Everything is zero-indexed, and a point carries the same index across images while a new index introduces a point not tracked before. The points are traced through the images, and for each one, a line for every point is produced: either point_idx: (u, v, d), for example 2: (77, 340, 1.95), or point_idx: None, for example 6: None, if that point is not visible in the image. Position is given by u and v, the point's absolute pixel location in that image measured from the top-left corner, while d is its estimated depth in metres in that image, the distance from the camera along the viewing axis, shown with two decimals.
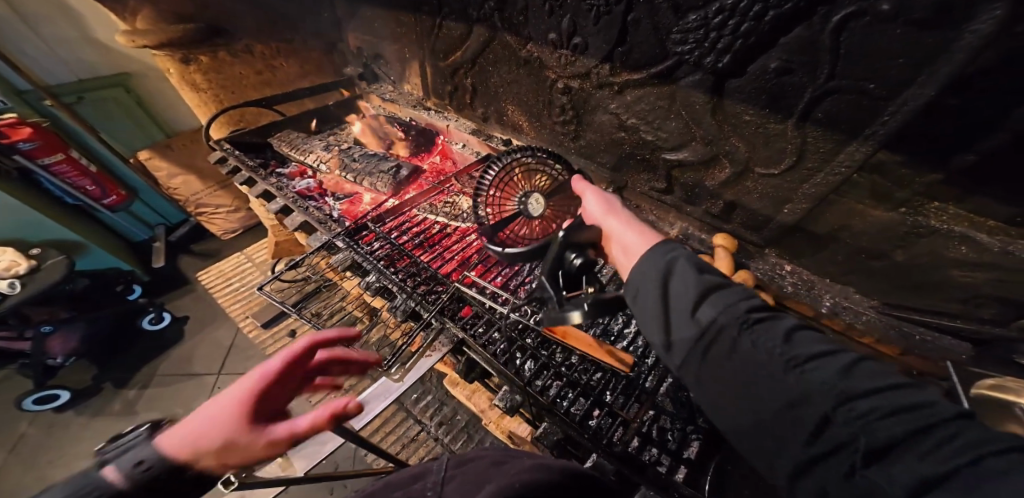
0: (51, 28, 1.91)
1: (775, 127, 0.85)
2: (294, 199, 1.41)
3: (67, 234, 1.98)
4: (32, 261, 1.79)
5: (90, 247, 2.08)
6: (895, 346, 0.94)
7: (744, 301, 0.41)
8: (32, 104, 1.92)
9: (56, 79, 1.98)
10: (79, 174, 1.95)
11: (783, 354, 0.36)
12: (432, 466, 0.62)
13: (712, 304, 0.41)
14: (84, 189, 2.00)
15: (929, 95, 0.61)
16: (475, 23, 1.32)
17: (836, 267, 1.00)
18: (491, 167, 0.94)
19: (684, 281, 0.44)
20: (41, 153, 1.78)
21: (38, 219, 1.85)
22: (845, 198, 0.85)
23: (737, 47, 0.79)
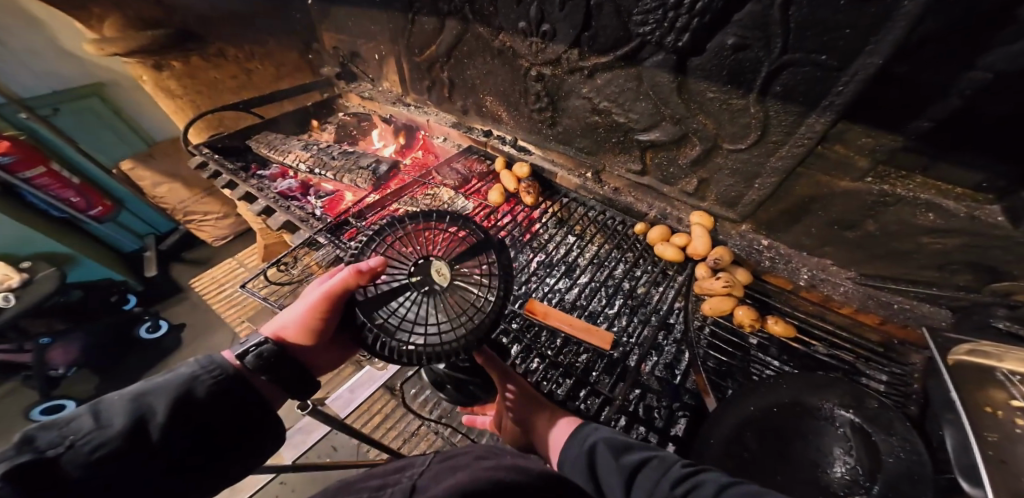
0: (19, 40, 1.91)
1: (738, 102, 0.86)
2: (276, 199, 1.44)
3: (57, 247, 2.00)
4: (24, 275, 1.80)
5: (79, 258, 2.09)
6: (874, 315, 0.96)
7: (664, 477, 0.51)
8: (6, 116, 1.91)
9: (29, 91, 1.98)
10: (62, 186, 1.96)
11: None
12: (417, 458, 0.59)
13: (641, 488, 0.52)
14: (68, 201, 2.03)
15: (878, 63, 0.63)
16: (446, 16, 1.34)
17: (812, 241, 1.01)
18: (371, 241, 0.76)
19: (615, 474, 0.55)
20: (21, 167, 1.78)
21: (27, 233, 1.86)
22: (811, 171, 0.87)
23: (695, 26, 0.80)
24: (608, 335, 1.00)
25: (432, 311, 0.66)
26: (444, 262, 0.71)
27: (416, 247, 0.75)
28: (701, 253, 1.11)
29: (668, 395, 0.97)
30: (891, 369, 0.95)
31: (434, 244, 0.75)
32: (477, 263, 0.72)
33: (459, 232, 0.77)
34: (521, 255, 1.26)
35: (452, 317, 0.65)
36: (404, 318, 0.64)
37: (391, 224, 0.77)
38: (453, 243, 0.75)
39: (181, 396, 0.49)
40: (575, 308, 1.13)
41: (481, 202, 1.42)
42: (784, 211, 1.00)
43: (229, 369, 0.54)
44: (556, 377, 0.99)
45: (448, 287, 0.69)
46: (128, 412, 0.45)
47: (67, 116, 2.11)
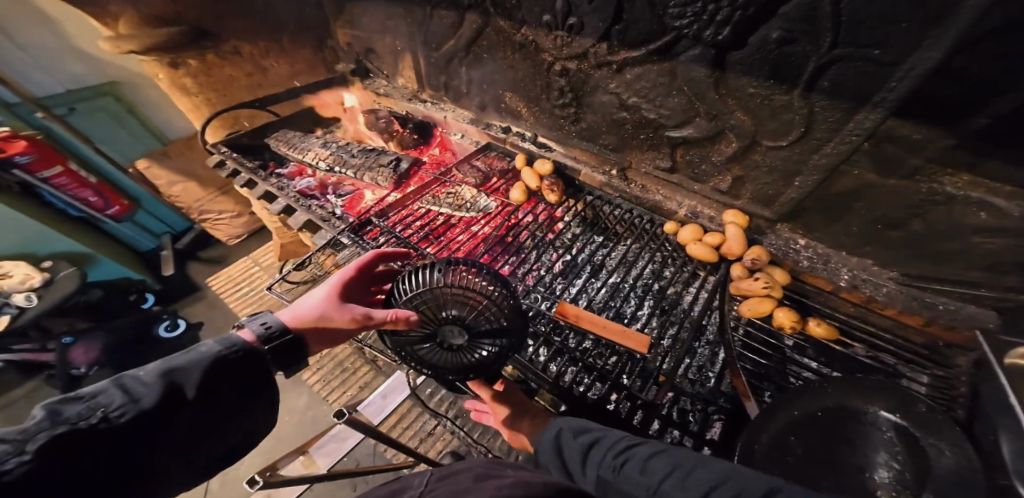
0: (35, 40, 1.92)
1: (781, 98, 0.83)
2: (296, 199, 1.43)
3: (77, 247, 2.00)
4: (46, 274, 1.83)
5: (98, 258, 2.09)
6: (918, 316, 0.93)
7: (610, 451, 0.53)
8: (21, 116, 1.91)
9: (45, 91, 1.99)
10: (78, 185, 1.98)
11: (640, 482, 0.46)
12: (412, 480, 0.54)
13: (591, 464, 0.54)
14: (85, 200, 2.03)
15: (937, 58, 0.60)
16: (466, 10, 1.30)
17: (851, 240, 0.98)
18: (424, 273, 0.76)
19: (572, 453, 0.58)
20: (39, 166, 1.81)
21: (46, 234, 1.87)
22: (856, 168, 0.83)
23: (737, 19, 0.77)
24: (645, 337, 0.95)
25: (443, 357, 0.74)
26: (472, 331, 0.73)
27: (458, 300, 0.73)
28: (737, 252, 1.08)
29: (703, 398, 0.96)
30: (933, 371, 0.91)
31: (474, 303, 0.73)
32: (496, 338, 0.74)
33: (500, 301, 0.75)
34: (546, 255, 1.25)
35: (457, 368, 0.75)
36: (421, 344, 0.74)
37: (450, 268, 0.76)
38: (489, 312, 0.73)
39: (210, 373, 0.50)
40: (605, 308, 1.10)
41: (503, 200, 1.40)
42: (824, 209, 0.97)
43: (253, 350, 0.55)
44: (587, 380, 0.96)
45: (467, 341, 0.74)
46: (157, 386, 0.46)
47: (82, 115, 2.12)
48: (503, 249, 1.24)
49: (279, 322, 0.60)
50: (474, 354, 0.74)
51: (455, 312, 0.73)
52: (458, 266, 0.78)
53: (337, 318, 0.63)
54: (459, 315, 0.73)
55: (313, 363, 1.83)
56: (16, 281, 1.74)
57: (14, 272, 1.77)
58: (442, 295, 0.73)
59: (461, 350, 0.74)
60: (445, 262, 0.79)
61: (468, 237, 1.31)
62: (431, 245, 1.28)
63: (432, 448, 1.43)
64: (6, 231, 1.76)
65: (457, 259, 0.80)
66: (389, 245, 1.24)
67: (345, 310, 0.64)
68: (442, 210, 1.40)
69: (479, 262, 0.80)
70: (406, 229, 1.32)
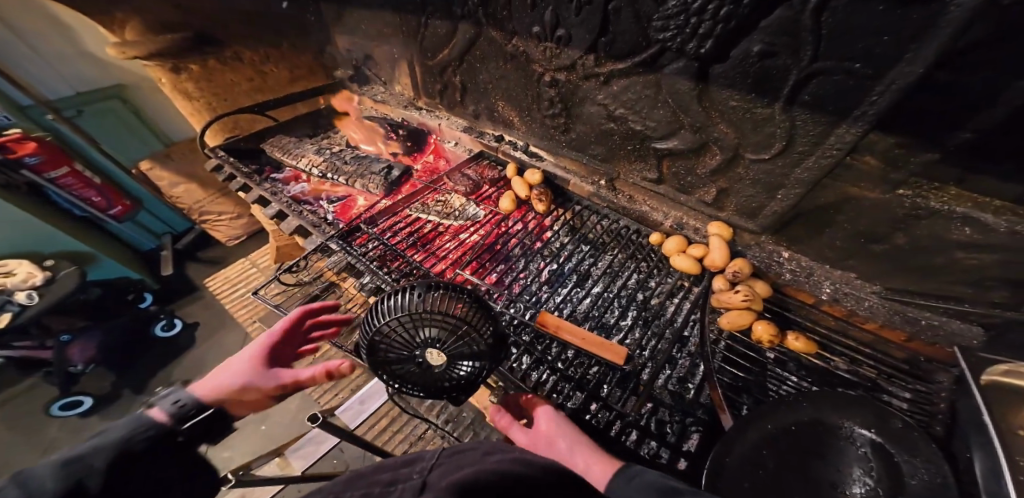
0: (48, 44, 1.96)
1: (762, 111, 0.83)
2: (289, 204, 1.45)
3: (79, 246, 2.04)
4: (47, 272, 1.86)
5: (100, 258, 2.13)
6: (900, 331, 0.92)
7: None
8: (34, 118, 1.96)
9: (56, 94, 2.04)
10: (84, 186, 2.02)
11: None
12: (424, 452, 0.55)
13: None
14: (89, 200, 2.08)
15: (918, 72, 0.59)
16: (460, 20, 1.32)
17: (835, 254, 0.98)
18: (401, 295, 0.79)
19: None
20: (47, 167, 1.85)
21: (50, 233, 1.91)
22: (839, 181, 0.83)
23: (719, 32, 0.77)
24: (624, 349, 0.96)
25: (415, 378, 0.75)
26: (444, 349, 0.74)
27: (431, 321, 0.75)
28: (719, 265, 1.09)
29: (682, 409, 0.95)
30: (914, 386, 0.91)
31: (445, 323, 0.75)
32: (471, 361, 0.75)
33: (471, 320, 0.76)
34: (533, 264, 1.26)
35: (432, 389, 0.76)
36: (399, 364, 0.75)
37: (426, 291, 0.79)
38: (459, 332, 0.74)
39: (121, 455, 0.48)
40: (590, 318, 1.11)
41: (492, 209, 1.42)
42: (807, 222, 0.97)
43: (164, 427, 0.53)
44: (566, 390, 0.97)
45: (446, 365, 0.74)
46: (62, 477, 0.43)
47: (90, 116, 2.16)
48: (491, 257, 1.26)
49: (191, 397, 0.58)
50: (451, 370, 0.75)
51: (427, 331, 0.74)
52: (441, 290, 0.80)
53: (261, 386, 0.66)
54: (437, 337, 0.74)
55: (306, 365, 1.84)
56: (19, 279, 1.77)
57: (17, 270, 1.80)
58: (422, 318, 0.75)
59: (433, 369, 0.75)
60: (421, 285, 0.81)
61: (456, 244, 1.32)
62: (418, 252, 1.29)
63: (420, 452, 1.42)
64: (10, 228, 1.79)
65: (441, 283, 0.81)
66: (377, 251, 1.25)
67: (271, 377, 0.68)
68: (430, 218, 1.41)
69: (463, 288, 0.81)
70: (395, 236, 1.33)
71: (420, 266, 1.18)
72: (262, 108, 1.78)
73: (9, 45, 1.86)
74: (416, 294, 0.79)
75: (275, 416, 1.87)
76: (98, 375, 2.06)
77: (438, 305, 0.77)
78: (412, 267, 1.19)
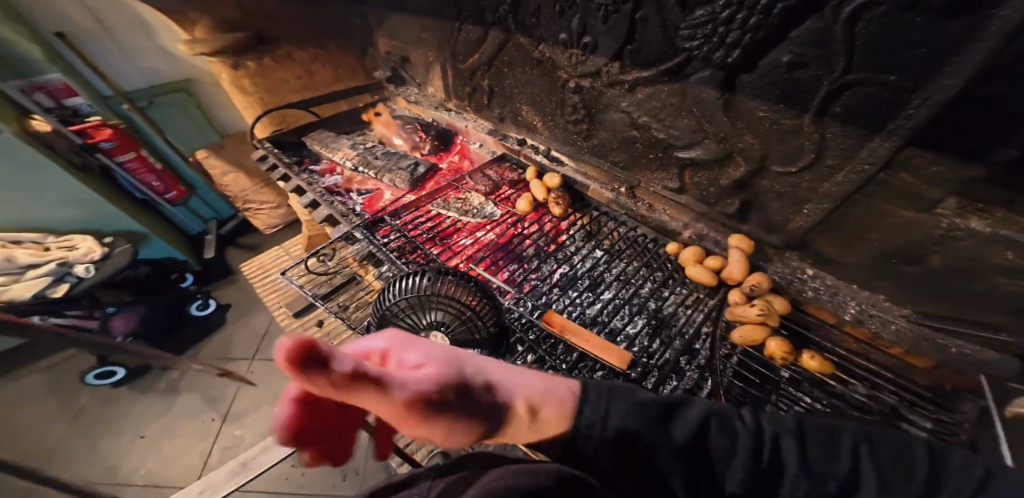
0: (128, 40, 2.15)
1: (791, 122, 0.81)
2: (323, 194, 1.52)
3: (134, 226, 2.19)
4: (105, 249, 2.03)
5: (150, 237, 2.28)
6: (927, 357, 0.87)
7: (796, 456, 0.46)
8: (112, 107, 2.17)
9: (132, 85, 2.24)
10: (146, 171, 2.18)
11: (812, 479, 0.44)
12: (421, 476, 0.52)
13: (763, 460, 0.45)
14: (149, 185, 2.22)
15: (958, 85, 0.57)
16: (491, 26, 1.36)
17: (863, 274, 0.94)
18: (411, 276, 0.81)
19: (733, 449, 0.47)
20: (118, 152, 2.03)
21: (114, 213, 2.08)
22: (871, 198, 0.80)
23: (747, 42, 0.76)
24: (627, 353, 0.97)
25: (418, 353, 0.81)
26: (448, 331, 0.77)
27: (436, 304, 0.77)
28: (737, 279, 1.09)
29: None
30: (938, 416, 0.84)
31: (450, 308, 0.77)
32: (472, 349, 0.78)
33: (476, 306, 0.77)
34: (546, 266, 1.28)
35: None
36: None
37: (434, 274, 0.80)
38: (460, 318, 0.77)
39: None
40: (597, 324, 1.11)
41: (510, 209, 1.44)
42: (836, 239, 0.93)
43: None
44: None
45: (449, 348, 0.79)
46: None
47: (159, 108, 2.36)
48: (504, 256, 1.29)
49: None
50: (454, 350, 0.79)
51: (433, 313, 0.77)
52: (452, 276, 0.81)
53: None
54: (442, 322, 0.77)
55: None
56: (81, 252, 1.94)
57: (80, 245, 1.98)
58: (429, 301, 0.77)
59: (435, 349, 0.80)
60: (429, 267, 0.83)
61: (472, 241, 1.35)
62: (436, 245, 1.33)
63: (422, 447, 1.44)
64: (79, 207, 1.98)
65: (451, 270, 0.82)
66: (398, 244, 1.29)
67: None
68: (450, 214, 1.43)
69: (472, 276, 0.81)
70: (415, 229, 1.38)
71: (437, 260, 1.23)
72: (306, 105, 1.91)
73: (97, 41, 2.07)
74: (424, 277, 0.81)
75: None
76: None
77: (438, 290, 0.78)
78: (430, 260, 1.24)
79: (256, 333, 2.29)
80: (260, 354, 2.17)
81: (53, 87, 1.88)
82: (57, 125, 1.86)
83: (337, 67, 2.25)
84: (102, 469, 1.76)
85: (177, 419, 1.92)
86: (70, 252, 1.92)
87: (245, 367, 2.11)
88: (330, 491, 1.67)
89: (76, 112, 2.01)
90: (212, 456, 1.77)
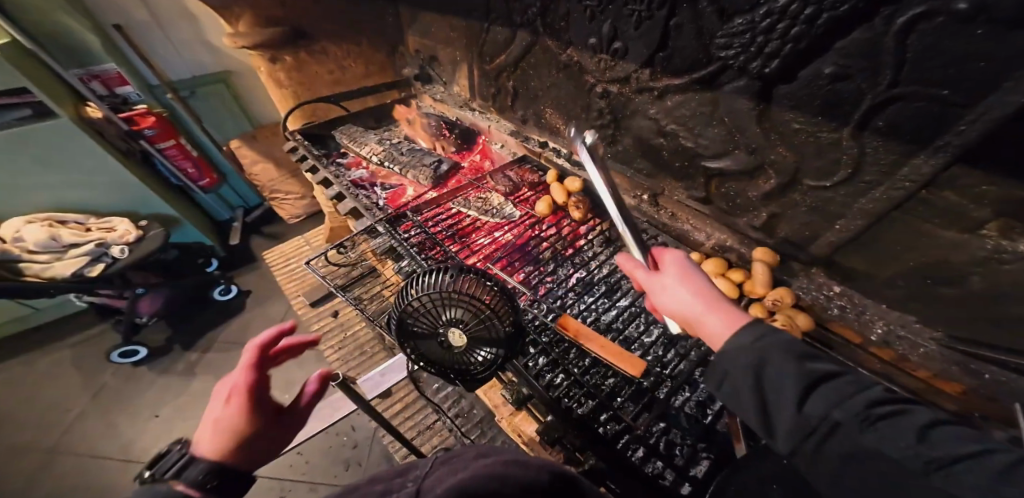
0: (178, 32, 2.27)
1: (829, 135, 0.79)
2: (348, 187, 1.56)
3: (167, 210, 2.34)
4: (140, 231, 2.10)
5: (182, 221, 2.44)
6: (957, 382, 0.84)
7: (856, 397, 0.41)
8: (157, 95, 2.34)
9: (177, 75, 2.38)
10: (183, 157, 2.37)
11: (917, 453, 0.36)
12: (418, 462, 0.61)
13: (820, 402, 0.42)
14: (185, 171, 2.43)
15: (1018, 102, 0.53)
16: (519, 28, 1.37)
17: (893, 294, 0.91)
18: (435, 272, 0.80)
19: (782, 372, 0.45)
20: (159, 138, 2.22)
21: (150, 196, 2.26)
22: (910, 216, 0.77)
23: (787, 52, 0.75)
24: (641, 362, 0.94)
25: (434, 351, 0.77)
26: (464, 328, 0.74)
27: (455, 302, 0.75)
28: (760, 293, 1.10)
29: (695, 435, 1.01)
30: None
31: (470, 306, 0.74)
32: (487, 349, 0.76)
33: (494, 305, 0.75)
34: (562, 270, 1.27)
35: (451, 369, 0.79)
36: (424, 339, 0.77)
37: (457, 272, 0.79)
38: (477, 318, 0.74)
39: None
40: (610, 330, 1.13)
41: (528, 211, 1.44)
42: (867, 255, 0.91)
43: None
44: (578, 396, 1.03)
45: (466, 347, 0.76)
46: None
47: (200, 97, 2.52)
48: (521, 257, 1.29)
49: None
50: (475, 350, 0.77)
51: (451, 311, 0.75)
52: (472, 275, 0.79)
53: None
54: (460, 319, 0.74)
55: (337, 341, 1.93)
56: (118, 234, 2.02)
57: (119, 227, 2.08)
58: (449, 298, 0.75)
59: (450, 347, 0.77)
60: (454, 265, 0.81)
61: (489, 241, 1.35)
62: (454, 244, 1.34)
63: (427, 441, 1.50)
64: (120, 190, 2.16)
65: (472, 268, 0.80)
66: (418, 240, 1.30)
67: None
68: (470, 213, 1.44)
69: (492, 275, 0.79)
70: (435, 226, 1.39)
71: (456, 257, 1.22)
72: (337, 99, 1.97)
73: (150, 33, 2.20)
74: (445, 275, 0.79)
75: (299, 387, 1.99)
76: (158, 328, 2.29)
77: (463, 288, 0.76)
78: (448, 256, 1.23)
79: (274, 320, 2.35)
80: None
81: (108, 77, 2.12)
82: (107, 113, 2.05)
83: (369, 62, 2.28)
84: (118, 445, 1.82)
85: (191, 400, 1.97)
86: (108, 234, 2.00)
87: None
88: (331, 480, 1.69)
89: (126, 100, 2.24)
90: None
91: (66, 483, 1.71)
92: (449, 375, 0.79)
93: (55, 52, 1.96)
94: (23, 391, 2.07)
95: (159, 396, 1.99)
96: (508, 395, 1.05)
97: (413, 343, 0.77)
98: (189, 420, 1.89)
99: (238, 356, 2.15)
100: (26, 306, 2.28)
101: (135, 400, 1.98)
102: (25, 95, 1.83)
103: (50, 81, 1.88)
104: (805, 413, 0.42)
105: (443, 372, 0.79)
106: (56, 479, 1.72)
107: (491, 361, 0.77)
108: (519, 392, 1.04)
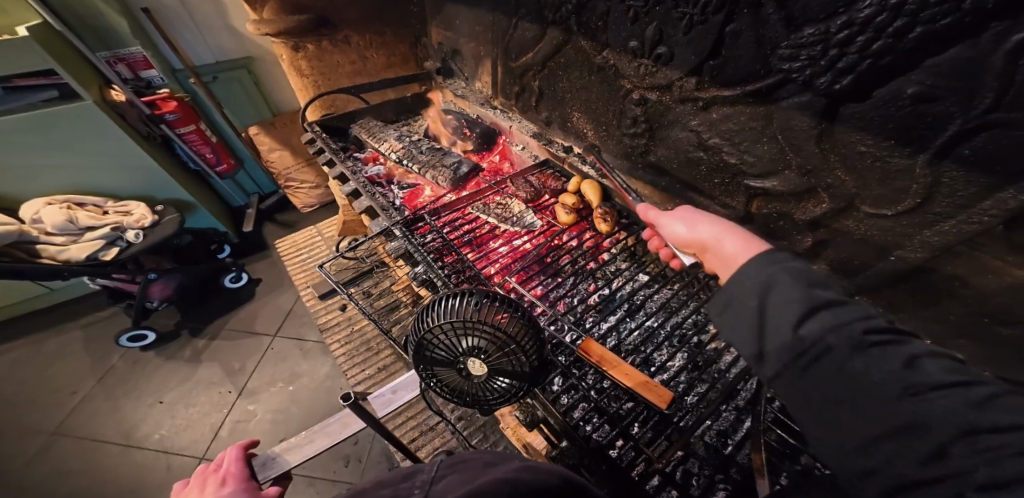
0: (202, 16, 2.23)
1: (899, 161, 0.71)
2: (365, 184, 1.51)
3: (184, 195, 2.34)
4: (155, 216, 2.09)
5: (198, 208, 2.43)
6: None
7: (857, 324, 0.44)
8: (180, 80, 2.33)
9: (200, 60, 2.36)
10: (202, 143, 2.36)
11: (902, 381, 0.39)
12: (423, 466, 0.57)
13: (818, 323, 0.45)
14: (203, 156, 2.41)
15: None
16: (550, 25, 1.30)
17: (942, 330, 0.83)
18: (458, 296, 0.74)
19: (788, 295, 0.48)
20: (179, 123, 2.20)
21: (165, 181, 2.24)
22: (978, 251, 0.68)
23: (864, 68, 0.67)
24: (668, 392, 0.87)
25: (453, 375, 0.73)
26: (486, 358, 0.69)
27: (478, 330, 0.69)
28: None
29: (713, 464, 0.93)
30: None
31: (493, 334, 0.69)
32: (507, 379, 0.71)
33: (518, 335, 0.70)
34: (581, 284, 1.23)
35: (471, 394, 0.74)
36: (442, 365, 0.72)
37: (481, 299, 0.72)
38: (497, 347, 0.68)
39: None
40: (634, 352, 1.06)
41: (550, 220, 1.39)
42: (915, 290, 0.83)
43: None
44: (592, 420, 0.97)
45: (485, 376, 0.71)
46: None
47: (222, 83, 2.49)
48: (539, 269, 1.24)
49: None
50: (497, 380, 0.71)
51: (472, 340, 0.69)
52: (497, 301, 0.73)
53: None
54: (480, 349, 0.69)
55: (342, 336, 1.89)
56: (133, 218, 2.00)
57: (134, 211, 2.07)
58: (469, 327, 0.69)
59: (468, 374, 0.72)
60: (477, 289, 0.76)
61: (508, 249, 1.32)
62: (472, 251, 1.31)
63: (428, 443, 1.47)
64: (136, 173, 2.14)
65: (497, 294, 0.74)
66: (435, 244, 1.28)
67: None
68: (489, 219, 1.40)
69: (518, 303, 0.73)
70: (452, 231, 1.35)
71: (472, 265, 1.18)
72: (357, 90, 1.93)
73: (176, 16, 2.15)
74: (468, 300, 0.73)
75: (304, 380, 1.97)
76: (168, 313, 2.29)
77: (487, 318, 0.70)
78: (464, 265, 1.19)
79: (282, 309, 2.33)
80: (282, 331, 2.19)
81: (134, 60, 2.12)
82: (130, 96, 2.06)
83: (391, 54, 2.27)
84: (121, 429, 1.82)
85: (195, 388, 1.95)
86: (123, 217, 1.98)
87: (267, 342, 2.13)
88: (330, 476, 1.65)
89: (149, 83, 2.23)
90: (223, 428, 1.80)
91: (70, 466, 1.71)
92: (466, 400, 0.75)
93: (81, 33, 1.94)
94: (34, 370, 2.08)
95: (164, 382, 1.99)
96: (519, 418, 1.00)
97: (432, 365, 0.73)
98: (191, 409, 1.87)
99: (243, 346, 2.12)
100: (41, 285, 2.29)
101: (139, 387, 1.97)
102: (52, 76, 1.81)
103: (73, 60, 1.88)
104: (753, 308, 0.50)
105: (463, 397, 0.74)
106: (60, 461, 1.73)
107: (513, 390, 0.72)
108: (533, 414, 0.98)
